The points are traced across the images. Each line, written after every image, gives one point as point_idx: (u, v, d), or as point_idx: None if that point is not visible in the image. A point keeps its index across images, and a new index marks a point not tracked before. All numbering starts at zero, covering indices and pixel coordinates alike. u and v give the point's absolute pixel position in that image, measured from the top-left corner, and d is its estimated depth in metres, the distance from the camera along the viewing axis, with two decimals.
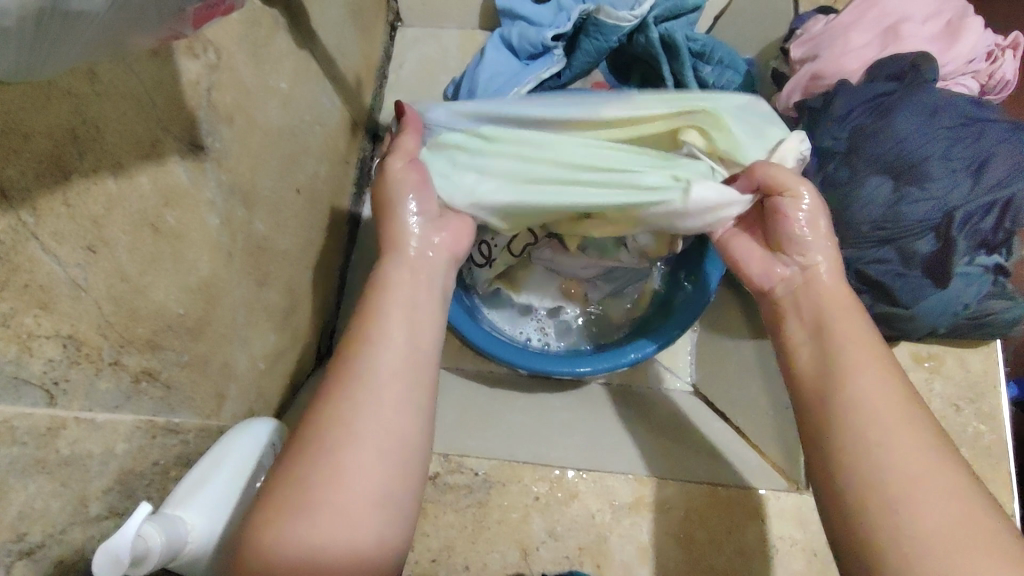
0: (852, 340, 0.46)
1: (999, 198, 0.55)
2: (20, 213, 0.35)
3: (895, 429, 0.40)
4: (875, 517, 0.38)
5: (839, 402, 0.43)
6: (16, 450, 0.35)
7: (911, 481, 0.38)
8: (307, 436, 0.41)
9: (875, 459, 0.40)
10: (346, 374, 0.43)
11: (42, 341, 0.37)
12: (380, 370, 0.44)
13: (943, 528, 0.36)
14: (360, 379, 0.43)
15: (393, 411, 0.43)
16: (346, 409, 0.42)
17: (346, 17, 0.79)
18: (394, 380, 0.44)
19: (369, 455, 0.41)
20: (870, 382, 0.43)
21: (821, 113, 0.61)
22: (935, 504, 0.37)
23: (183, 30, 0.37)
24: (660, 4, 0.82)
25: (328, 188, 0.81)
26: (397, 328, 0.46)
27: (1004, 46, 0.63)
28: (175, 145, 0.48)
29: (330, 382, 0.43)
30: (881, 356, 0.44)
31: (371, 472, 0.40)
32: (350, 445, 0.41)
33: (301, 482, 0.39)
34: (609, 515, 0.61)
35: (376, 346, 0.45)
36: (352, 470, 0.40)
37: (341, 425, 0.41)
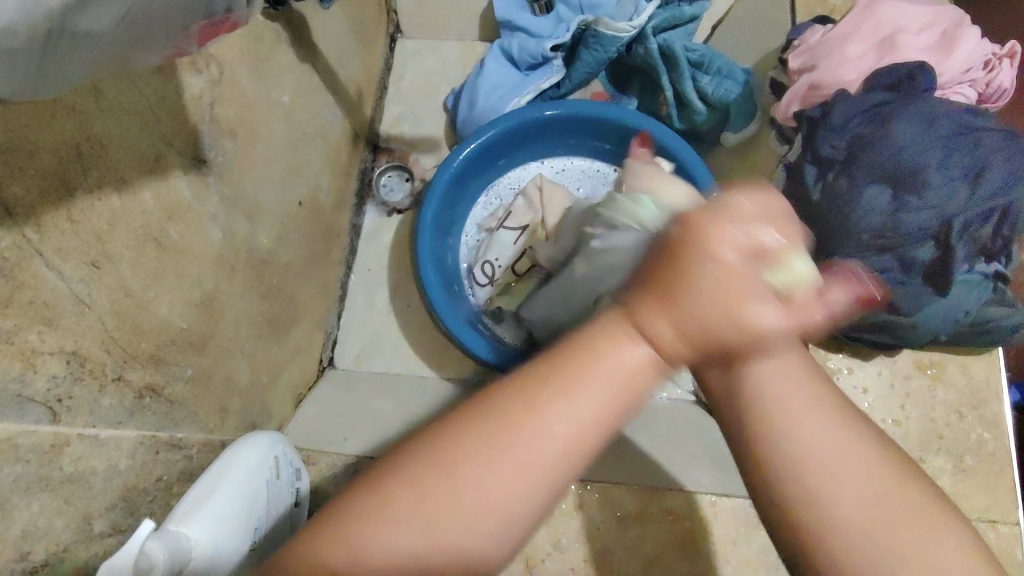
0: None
1: (997, 206, 0.55)
2: (25, 230, 0.35)
3: (820, 418, 0.34)
4: (811, 525, 0.33)
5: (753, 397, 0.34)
6: (19, 467, 0.35)
7: (842, 472, 0.33)
8: (443, 456, 0.33)
9: (805, 454, 0.33)
10: (507, 413, 0.33)
11: (46, 357, 0.37)
12: (548, 433, 0.33)
13: (874, 511, 0.32)
14: (516, 424, 0.33)
15: (532, 473, 0.33)
16: (491, 451, 0.33)
17: (346, 29, 0.79)
18: (565, 451, 0.33)
19: (498, 508, 0.33)
20: (786, 366, 0.35)
21: (819, 123, 0.62)
22: (863, 484, 0.33)
23: (188, 46, 0.38)
24: (658, 15, 0.83)
25: (330, 200, 0.81)
26: (581, 407, 0.33)
27: (1003, 54, 0.63)
28: (178, 159, 0.48)
29: (487, 409, 0.34)
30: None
31: (501, 511, 0.33)
32: (475, 484, 0.32)
33: (400, 488, 0.33)
34: (614, 527, 0.61)
35: (556, 405, 0.33)
36: (477, 503, 0.32)
37: (482, 463, 0.33)
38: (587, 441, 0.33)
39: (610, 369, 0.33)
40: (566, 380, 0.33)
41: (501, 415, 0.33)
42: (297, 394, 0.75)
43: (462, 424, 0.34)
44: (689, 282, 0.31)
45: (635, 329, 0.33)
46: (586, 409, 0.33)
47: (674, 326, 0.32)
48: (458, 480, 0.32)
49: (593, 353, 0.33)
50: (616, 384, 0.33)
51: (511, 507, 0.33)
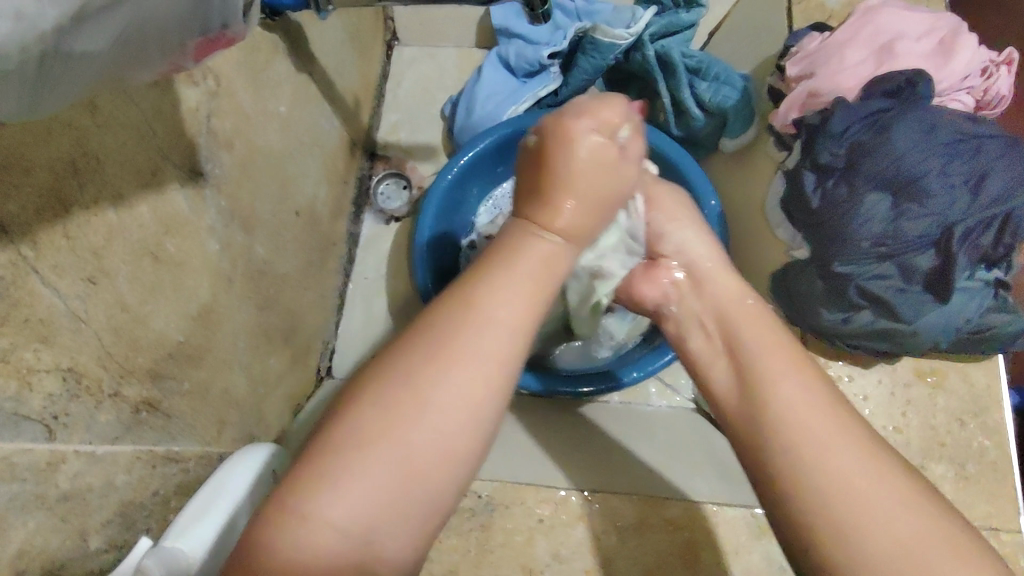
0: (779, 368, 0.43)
1: (998, 213, 0.55)
2: (20, 248, 0.35)
3: (836, 449, 0.39)
4: (834, 547, 0.36)
5: (772, 421, 0.41)
6: (16, 487, 0.35)
7: (859, 492, 0.37)
8: (380, 393, 0.35)
9: (823, 480, 0.38)
10: (436, 343, 0.37)
11: (42, 375, 0.37)
12: (479, 337, 0.37)
13: (900, 539, 0.36)
14: (456, 335, 0.37)
15: (463, 394, 0.36)
16: (419, 377, 0.35)
17: (343, 37, 0.79)
18: (498, 351, 0.37)
19: (429, 439, 0.35)
20: (794, 388, 0.42)
21: (818, 130, 0.61)
22: (881, 506, 0.37)
23: (185, 62, 0.38)
24: (655, 23, 0.83)
25: (328, 209, 0.81)
26: (511, 302, 0.38)
27: (1000, 62, 0.63)
28: (175, 173, 0.48)
29: (423, 336, 0.37)
30: (805, 372, 0.43)
31: (452, 428, 0.35)
32: (414, 421, 0.35)
33: (354, 431, 0.34)
34: (614, 537, 0.61)
35: (484, 305, 0.38)
36: (418, 445, 0.34)
37: (411, 395, 0.35)
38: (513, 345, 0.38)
39: (518, 277, 0.40)
40: (487, 285, 0.39)
41: (435, 335, 0.37)
42: (294, 405, 0.75)
43: (426, 334, 0.37)
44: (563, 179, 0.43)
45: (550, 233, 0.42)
46: (511, 302, 0.38)
47: (577, 227, 0.39)
48: (405, 413, 0.35)
49: (508, 252, 0.41)
50: (536, 269, 0.41)
51: (460, 425, 0.35)
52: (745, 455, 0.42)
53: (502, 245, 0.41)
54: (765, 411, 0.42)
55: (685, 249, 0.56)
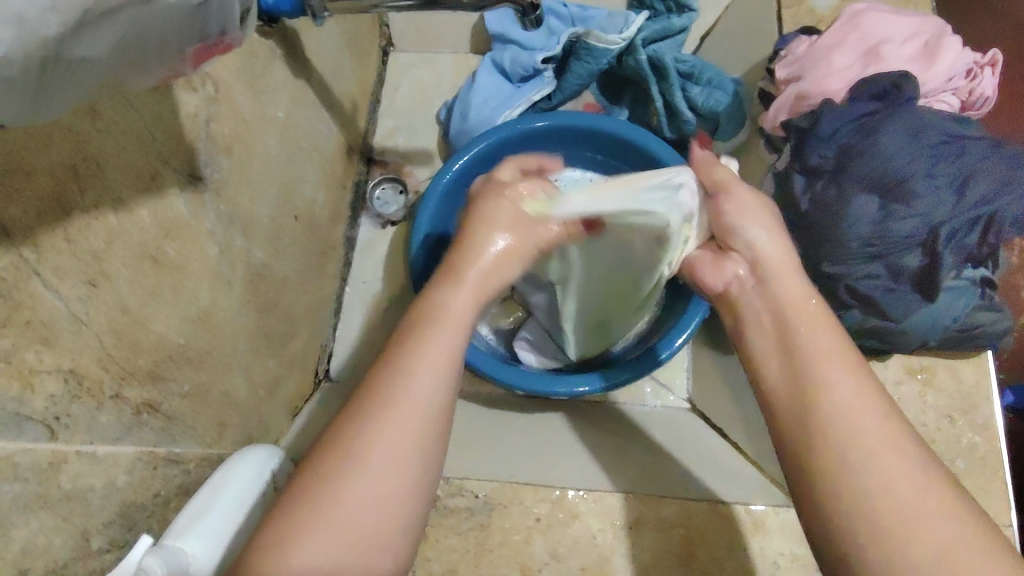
0: (827, 352, 0.42)
1: (983, 214, 0.56)
2: (22, 251, 0.36)
3: (880, 439, 0.37)
4: (869, 537, 0.35)
5: (821, 411, 0.39)
6: (18, 486, 0.35)
7: (899, 482, 0.36)
8: (333, 447, 0.38)
9: (864, 471, 0.36)
10: (376, 392, 0.39)
11: (44, 376, 0.37)
12: (406, 399, 0.39)
13: (940, 541, 0.34)
14: (381, 405, 0.39)
15: (410, 428, 0.38)
16: (367, 425, 0.38)
17: (339, 43, 0.80)
18: (427, 407, 0.39)
19: (385, 475, 0.37)
20: (849, 386, 0.40)
21: (808, 133, 0.62)
22: (919, 499, 0.35)
23: (184, 69, 0.39)
24: (647, 28, 0.85)
25: (326, 213, 0.81)
26: (431, 357, 0.41)
27: (984, 63, 0.64)
28: (175, 177, 0.49)
29: (367, 392, 0.40)
30: (858, 367, 0.41)
31: (384, 489, 0.37)
32: (367, 464, 0.37)
33: (287, 506, 0.37)
34: (610, 536, 0.61)
35: (409, 370, 0.40)
36: (375, 487, 0.37)
37: (360, 439, 0.38)
38: (442, 396, 0.40)
39: (437, 338, 0.42)
40: (410, 348, 0.41)
41: (374, 384, 0.40)
42: (293, 408, 0.75)
43: (372, 384, 0.40)
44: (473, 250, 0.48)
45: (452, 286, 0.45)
46: (433, 367, 0.40)
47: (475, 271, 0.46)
48: (337, 482, 0.37)
49: (424, 321, 0.43)
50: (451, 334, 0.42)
51: (411, 457, 0.38)
52: (785, 446, 0.41)
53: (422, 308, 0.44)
54: (819, 403, 0.40)
55: (756, 245, 0.49)
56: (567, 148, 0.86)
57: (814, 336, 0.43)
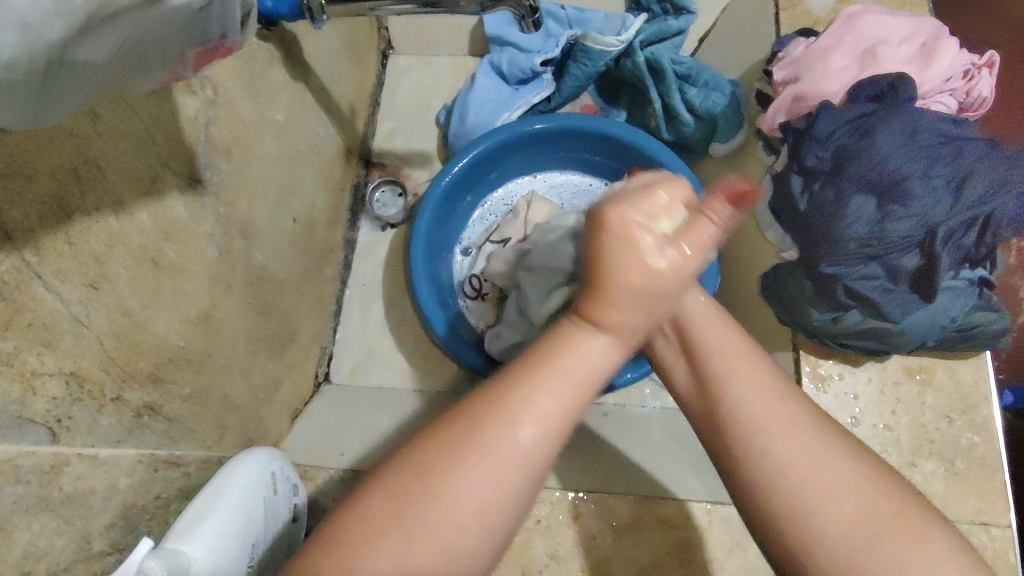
0: (734, 360, 0.42)
1: (980, 214, 0.56)
2: (24, 253, 0.36)
3: (779, 426, 0.39)
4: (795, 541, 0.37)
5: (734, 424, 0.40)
6: (20, 488, 0.36)
7: (803, 463, 0.38)
8: (415, 495, 0.34)
9: (781, 475, 0.38)
10: (472, 443, 0.35)
11: (45, 379, 0.38)
12: (516, 453, 0.35)
13: (851, 527, 0.36)
14: (482, 456, 0.35)
15: (500, 488, 0.35)
16: (455, 478, 0.34)
17: (338, 46, 0.81)
18: (531, 462, 0.35)
19: (462, 533, 0.34)
20: (755, 390, 0.40)
21: (805, 134, 0.63)
22: (820, 475, 0.38)
23: (185, 71, 0.39)
24: (644, 30, 0.85)
25: (325, 216, 0.82)
26: (552, 405, 0.35)
27: (981, 64, 0.65)
28: (174, 180, 0.49)
29: (458, 437, 0.35)
30: (760, 364, 0.42)
31: (465, 544, 0.34)
32: (447, 520, 0.34)
33: (367, 529, 0.34)
34: (611, 536, 0.61)
35: (520, 420, 0.35)
36: (449, 538, 0.34)
37: (445, 490, 0.34)
38: (551, 452, 0.36)
39: (547, 393, 0.35)
40: (527, 397, 0.35)
41: (466, 429, 0.35)
42: (294, 410, 0.75)
43: (461, 431, 0.35)
44: (613, 282, 0.36)
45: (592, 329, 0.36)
46: (546, 419, 0.35)
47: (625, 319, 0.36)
48: (423, 524, 0.34)
49: (547, 363, 0.36)
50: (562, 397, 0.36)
51: (492, 518, 0.35)
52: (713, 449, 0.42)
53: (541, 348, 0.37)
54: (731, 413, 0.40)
55: None
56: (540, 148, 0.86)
57: (716, 340, 0.43)
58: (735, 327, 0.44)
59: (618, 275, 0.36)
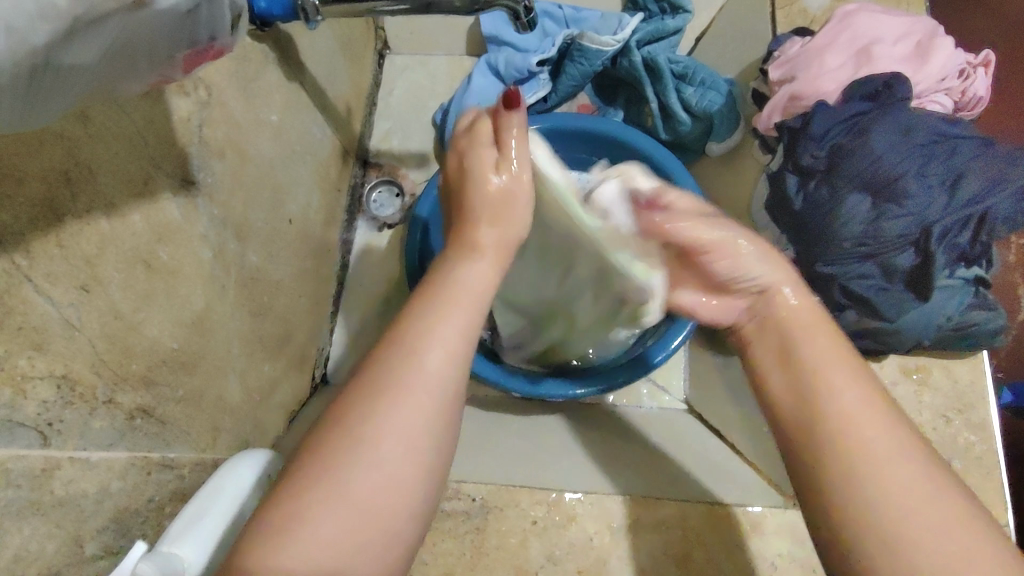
0: (836, 386, 0.42)
1: (974, 212, 0.56)
2: (14, 257, 0.36)
3: (901, 469, 0.38)
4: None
5: (838, 444, 0.40)
6: (10, 492, 0.35)
7: (906, 487, 0.37)
8: (332, 426, 0.38)
9: (886, 516, 0.37)
10: (381, 373, 0.39)
11: (35, 382, 0.37)
12: (423, 374, 0.39)
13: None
14: (392, 385, 0.38)
15: (412, 413, 0.38)
16: (369, 408, 0.37)
17: (333, 47, 0.80)
18: (439, 383, 0.39)
19: (389, 467, 0.37)
20: (854, 406, 0.41)
21: (799, 133, 0.63)
22: (941, 537, 0.36)
23: (174, 74, 0.39)
24: (640, 29, 0.85)
25: (320, 217, 0.82)
26: (448, 330, 0.41)
27: (977, 63, 0.64)
28: (167, 182, 0.49)
29: (371, 372, 0.39)
30: (872, 397, 0.41)
31: (389, 479, 0.36)
32: (371, 453, 0.36)
33: (298, 486, 0.36)
34: (607, 537, 0.61)
35: (423, 347, 0.40)
36: (377, 477, 0.36)
37: (366, 424, 0.37)
38: (456, 371, 0.40)
39: (447, 317, 0.41)
40: (424, 326, 0.40)
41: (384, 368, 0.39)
42: (289, 412, 0.75)
43: (376, 367, 0.39)
44: (478, 211, 0.46)
45: (470, 257, 0.45)
46: (445, 343, 0.40)
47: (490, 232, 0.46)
48: (348, 464, 0.36)
49: (439, 295, 0.42)
50: (457, 318, 0.41)
51: (411, 451, 0.37)
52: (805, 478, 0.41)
53: (434, 279, 0.44)
54: (830, 437, 0.40)
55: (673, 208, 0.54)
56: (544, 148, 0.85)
57: (828, 370, 0.43)
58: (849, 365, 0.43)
59: (479, 204, 0.47)
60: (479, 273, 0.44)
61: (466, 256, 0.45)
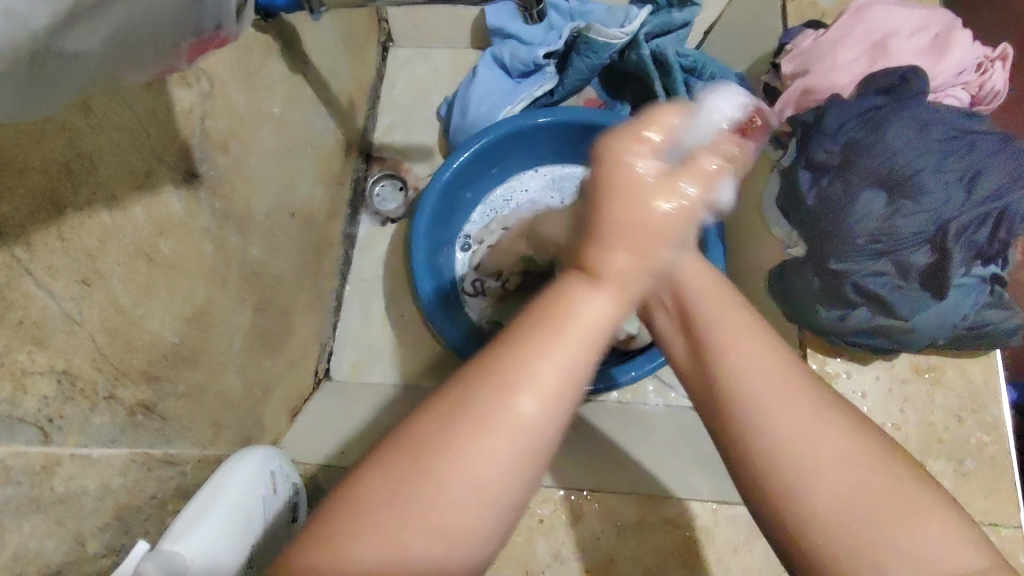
0: (733, 330, 0.34)
1: (992, 211, 0.55)
2: (13, 250, 0.35)
3: (801, 421, 0.31)
4: (797, 528, 0.31)
5: (728, 394, 0.33)
6: (9, 489, 0.35)
7: (833, 486, 0.30)
8: (411, 440, 0.30)
9: (776, 455, 0.31)
10: (469, 397, 0.30)
11: (36, 377, 0.37)
12: (518, 420, 0.29)
13: (843, 506, 0.30)
14: (484, 415, 0.29)
15: (501, 456, 0.29)
16: (451, 440, 0.29)
17: (336, 38, 0.80)
18: (539, 427, 0.30)
19: (470, 508, 0.29)
20: (751, 356, 0.33)
21: (812, 129, 0.62)
22: (844, 499, 0.30)
23: (179, 63, 0.38)
24: (649, 22, 0.84)
25: (324, 210, 0.81)
26: (547, 368, 0.30)
27: (994, 57, 0.63)
28: (169, 173, 0.48)
29: (461, 397, 0.30)
30: (752, 330, 0.34)
31: (464, 520, 0.29)
32: (448, 486, 0.29)
33: (363, 512, 0.29)
34: (613, 537, 0.60)
35: (522, 376, 0.30)
36: (445, 516, 0.29)
37: (445, 454, 0.29)
38: (562, 413, 0.30)
39: (558, 348, 0.30)
40: (530, 352, 0.30)
41: (472, 396, 0.30)
42: (291, 407, 0.74)
43: (463, 388, 0.30)
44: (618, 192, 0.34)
45: (587, 282, 0.32)
46: (552, 380, 0.30)
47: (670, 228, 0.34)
48: (418, 483, 0.29)
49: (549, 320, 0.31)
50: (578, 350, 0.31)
51: (494, 490, 0.29)
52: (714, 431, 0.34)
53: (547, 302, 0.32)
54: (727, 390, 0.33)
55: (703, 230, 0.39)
56: (552, 144, 0.85)
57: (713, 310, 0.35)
58: (746, 302, 0.37)
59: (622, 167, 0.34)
60: (633, 265, 0.33)
61: (581, 281, 0.32)
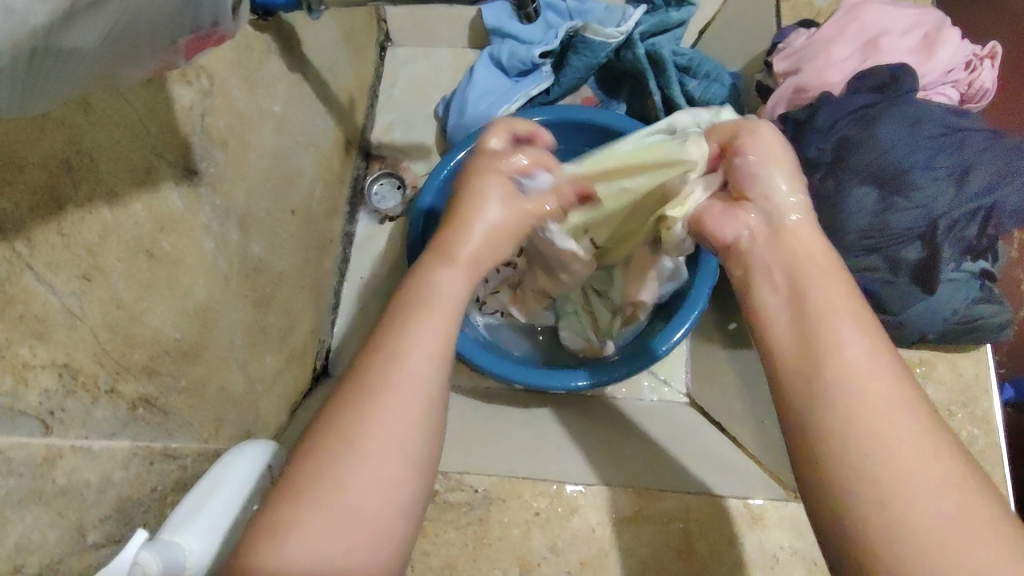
0: (833, 308, 0.37)
1: (984, 205, 0.56)
2: (14, 245, 0.35)
3: (887, 403, 0.34)
4: (874, 510, 0.31)
5: (824, 370, 0.35)
6: (12, 481, 0.35)
7: (921, 479, 0.31)
8: (320, 429, 0.36)
9: (865, 434, 0.33)
10: (369, 374, 0.37)
11: (38, 371, 0.37)
12: (403, 382, 0.37)
13: (948, 518, 0.30)
14: (375, 384, 0.36)
15: (404, 416, 0.36)
16: (352, 415, 0.35)
17: (336, 37, 0.80)
18: (430, 386, 0.37)
19: (389, 463, 0.35)
20: (850, 333, 0.36)
21: (805, 126, 0.62)
22: (936, 491, 0.31)
23: (176, 60, 0.38)
24: (645, 21, 0.85)
25: (323, 208, 0.81)
26: (425, 336, 0.39)
27: (984, 55, 0.64)
28: (169, 171, 0.49)
29: (357, 377, 0.37)
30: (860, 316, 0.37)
31: (377, 482, 0.34)
32: (364, 454, 0.35)
33: (286, 497, 0.34)
34: (609, 529, 0.61)
35: (403, 348, 0.38)
36: (366, 480, 0.34)
37: (354, 433, 0.35)
38: (437, 373, 0.38)
39: (425, 324, 0.39)
40: (399, 334, 0.39)
41: (369, 374, 0.37)
42: (292, 402, 0.75)
43: (359, 371, 0.38)
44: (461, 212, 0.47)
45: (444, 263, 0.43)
46: (427, 345, 0.38)
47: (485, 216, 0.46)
48: (344, 457, 0.34)
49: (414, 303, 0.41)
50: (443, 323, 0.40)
51: (399, 451, 0.35)
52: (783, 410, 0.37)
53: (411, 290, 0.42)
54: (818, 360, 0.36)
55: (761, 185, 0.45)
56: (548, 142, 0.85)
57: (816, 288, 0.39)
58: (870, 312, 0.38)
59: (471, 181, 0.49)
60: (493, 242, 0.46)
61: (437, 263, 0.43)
